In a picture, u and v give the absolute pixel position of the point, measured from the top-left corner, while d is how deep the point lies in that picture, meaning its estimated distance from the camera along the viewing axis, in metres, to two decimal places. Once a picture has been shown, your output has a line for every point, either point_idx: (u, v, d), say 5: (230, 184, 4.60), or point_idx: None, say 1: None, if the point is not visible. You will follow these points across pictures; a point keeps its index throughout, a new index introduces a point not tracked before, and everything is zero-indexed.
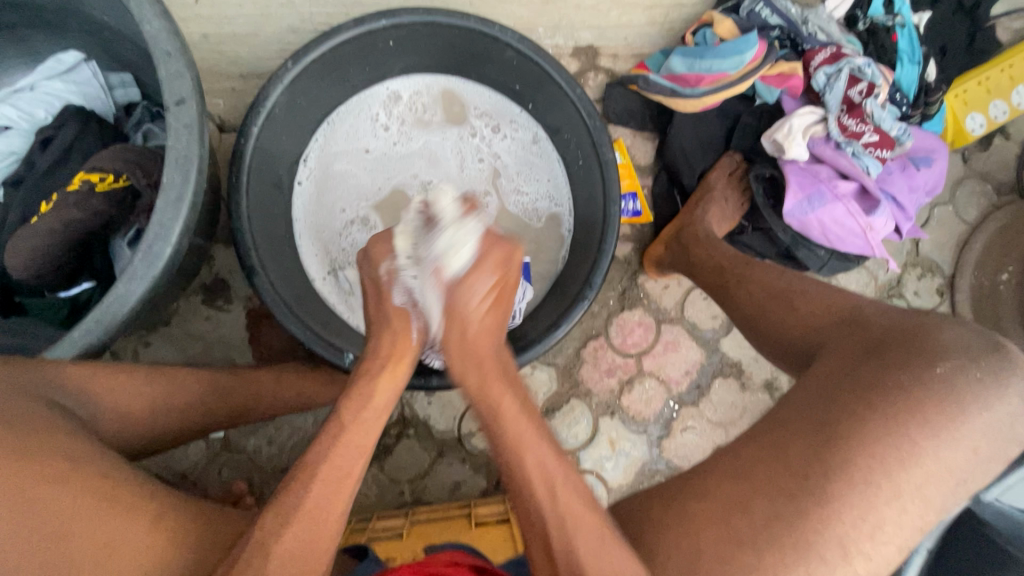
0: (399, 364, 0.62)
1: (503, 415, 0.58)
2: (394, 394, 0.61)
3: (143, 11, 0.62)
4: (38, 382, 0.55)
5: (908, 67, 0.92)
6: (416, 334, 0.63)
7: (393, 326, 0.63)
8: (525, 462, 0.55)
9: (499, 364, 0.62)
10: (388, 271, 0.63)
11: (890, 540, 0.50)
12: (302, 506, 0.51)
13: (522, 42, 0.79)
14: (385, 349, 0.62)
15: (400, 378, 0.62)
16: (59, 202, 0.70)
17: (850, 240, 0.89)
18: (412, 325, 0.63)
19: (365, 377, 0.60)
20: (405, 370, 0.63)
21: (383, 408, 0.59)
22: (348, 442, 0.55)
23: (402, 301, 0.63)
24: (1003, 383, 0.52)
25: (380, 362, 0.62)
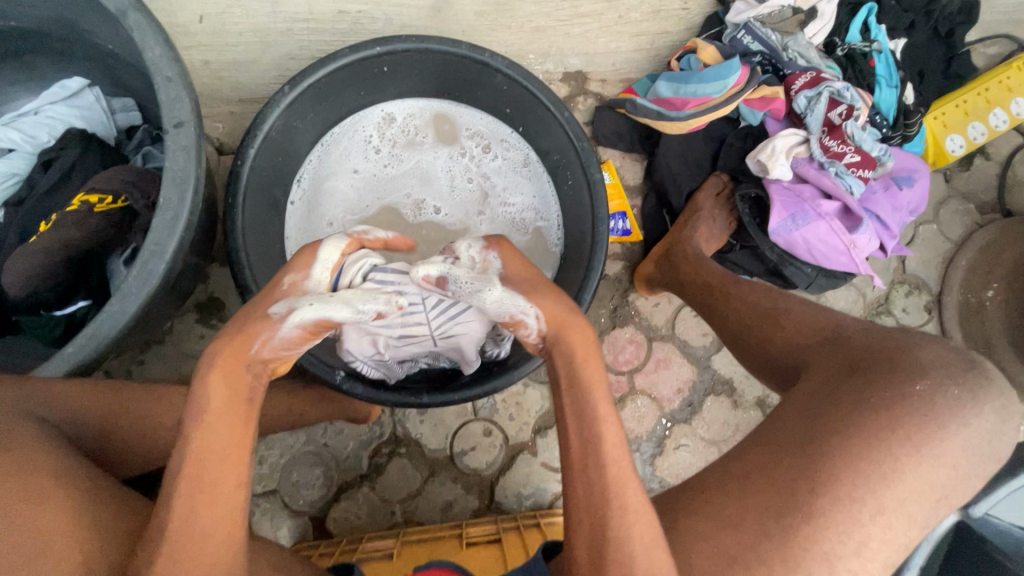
0: (240, 363, 0.53)
1: (595, 388, 0.55)
2: (237, 391, 0.52)
3: (146, 39, 0.64)
4: (25, 402, 0.56)
5: (886, 90, 0.96)
6: (261, 343, 0.55)
7: (248, 324, 0.55)
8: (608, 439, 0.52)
9: (582, 333, 0.59)
10: (293, 281, 0.59)
11: (876, 555, 0.50)
12: (192, 517, 0.45)
13: (512, 68, 0.82)
14: (223, 350, 0.53)
15: (243, 382, 0.53)
16: (57, 222, 0.71)
17: (836, 258, 0.91)
18: (268, 334, 0.55)
19: (197, 379, 0.51)
20: (242, 371, 0.53)
21: (230, 406, 0.51)
22: (218, 445, 0.49)
23: (278, 311, 0.56)
24: (979, 399, 0.52)
25: (220, 358, 0.53)
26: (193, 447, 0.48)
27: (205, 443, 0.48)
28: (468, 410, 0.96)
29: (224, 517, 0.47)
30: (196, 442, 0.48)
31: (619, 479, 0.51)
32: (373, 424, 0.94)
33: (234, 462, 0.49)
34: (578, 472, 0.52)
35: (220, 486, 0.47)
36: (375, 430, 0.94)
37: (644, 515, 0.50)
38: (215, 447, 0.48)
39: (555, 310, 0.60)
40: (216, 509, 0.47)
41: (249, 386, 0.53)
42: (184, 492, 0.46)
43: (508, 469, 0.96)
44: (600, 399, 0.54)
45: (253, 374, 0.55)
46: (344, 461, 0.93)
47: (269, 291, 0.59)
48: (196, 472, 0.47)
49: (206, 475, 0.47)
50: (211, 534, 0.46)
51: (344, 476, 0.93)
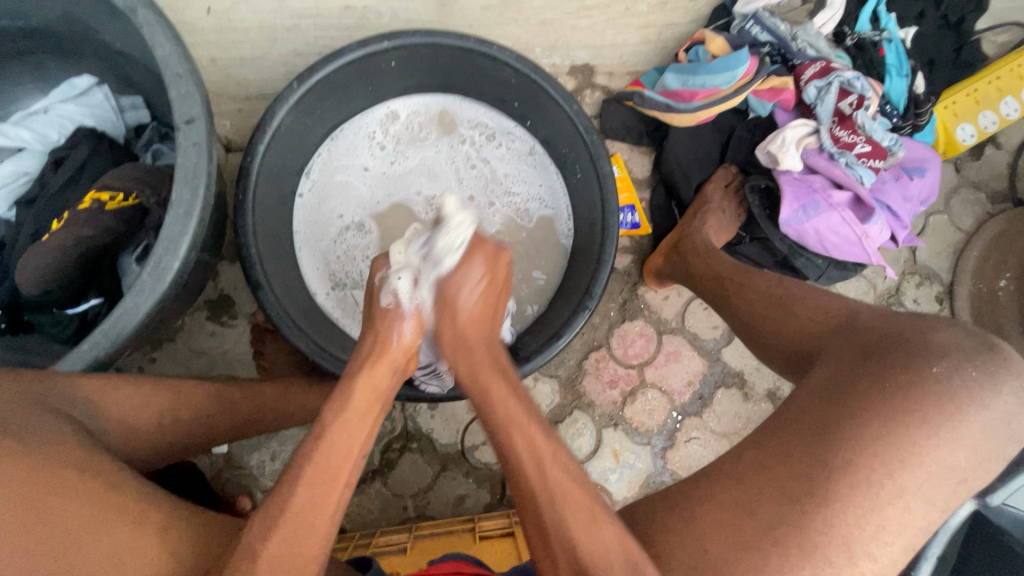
0: (382, 361, 0.62)
1: (495, 391, 0.60)
2: (376, 389, 0.61)
3: (157, 36, 0.64)
4: (46, 394, 0.56)
5: (896, 80, 0.95)
6: (398, 336, 0.64)
7: (379, 326, 0.65)
8: (516, 441, 0.56)
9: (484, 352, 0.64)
10: (382, 276, 0.67)
11: (895, 539, 0.50)
12: (296, 527, 0.48)
13: (520, 61, 0.81)
14: (371, 348, 0.63)
15: (383, 380, 0.62)
16: (69, 220, 0.72)
17: (847, 248, 0.90)
18: (398, 324, 0.65)
19: (348, 376, 0.61)
20: (387, 373, 0.62)
21: (369, 401, 0.59)
22: (339, 462, 0.53)
23: (389, 303, 0.65)
24: (998, 380, 0.52)
25: (362, 359, 0.63)
26: (330, 434, 0.55)
27: (339, 433, 0.55)
28: None
29: (331, 510, 0.51)
30: (332, 431, 0.55)
31: None
32: (384, 420, 0.95)
33: (356, 457, 0.55)
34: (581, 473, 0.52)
35: (334, 488, 0.52)
36: (386, 425, 0.94)
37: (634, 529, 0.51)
38: (345, 440, 0.55)
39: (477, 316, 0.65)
40: (326, 504, 0.50)
41: (387, 382, 0.62)
42: (306, 486, 0.50)
43: None
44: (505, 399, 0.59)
45: (394, 367, 0.64)
46: None
47: (371, 289, 0.68)
48: (320, 463, 0.52)
49: (332, 466, 0.52)
50: (315, 527, 0.49)
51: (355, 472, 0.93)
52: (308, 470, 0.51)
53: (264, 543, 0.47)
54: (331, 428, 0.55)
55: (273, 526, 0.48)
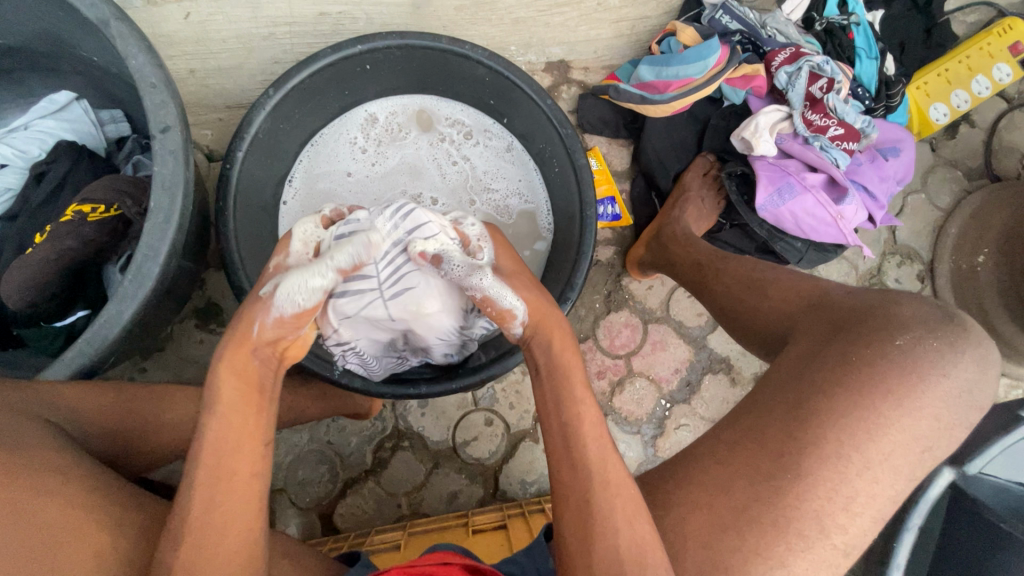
0: (240, 351, 0.56)
1: (572, 369, 0.58)
2: (246, 378, 0.55)
3: (129, 47, 0.65)
4: (28, 402, 0.56)
5: (866, 63, 0.97)
6: (259, 327, 0.57)
7: (246, 311, 0.58)
8: (583, 412, 0.55)
9: (561, 326, 0.62)
10: (277, 264, 0.62)
11: (864, 510, 0.52)
12: (205, 532, 0.48)
13: (493, 59, 0.83)
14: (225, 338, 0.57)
15: (250, 370, 0.56)
16: (51, 234, 0.72)
17: (823, 230, 0.92)
18: (262, 314, 0.57)
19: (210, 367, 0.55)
20: (250, 358, 0.56)
21: (238, 393, 0.54)
22: (237, 454, 0.52)
23: (268, 292, 0.59)
24: (958, 349, 0.53)
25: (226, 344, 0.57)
26: (210, 436, 0.51)
27: (220, 432, 0.52)
28: (468, 401, 0.97)
29: (241, 501, 0.50)
30: (211, 432, 0.52)
31: (594, 466, 0.52)
32: (375, 419, 0.95)
33: (250, 448, 0.53)
34: (565, 463, 0.53)
35: (237, 476, 0.51)
36: (377, 425, 0.95)
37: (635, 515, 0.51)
38: (228, 436, 0.52)
39: (537, 303, 0.62)
40: (235, 497, 0.50)
41: (256, 371, 0.56)
42: (202, 482, 0.49)
43: (510, 457, 0.97)
44: (579, 381, 0.57)
45: (260, 357, 0.57)
46: (348, 457, 0.94)
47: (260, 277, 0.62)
48: (212, 463, 0.50)
49: (222, 465, 0.51)
50: (224, 524, 0.49)
51: (349, 472, 0.94)
52: (202, 466, 0.50)
53: (180, 543, 0.47)
54: (210, 428, 0.52)
55: (179, 536, 0.48)
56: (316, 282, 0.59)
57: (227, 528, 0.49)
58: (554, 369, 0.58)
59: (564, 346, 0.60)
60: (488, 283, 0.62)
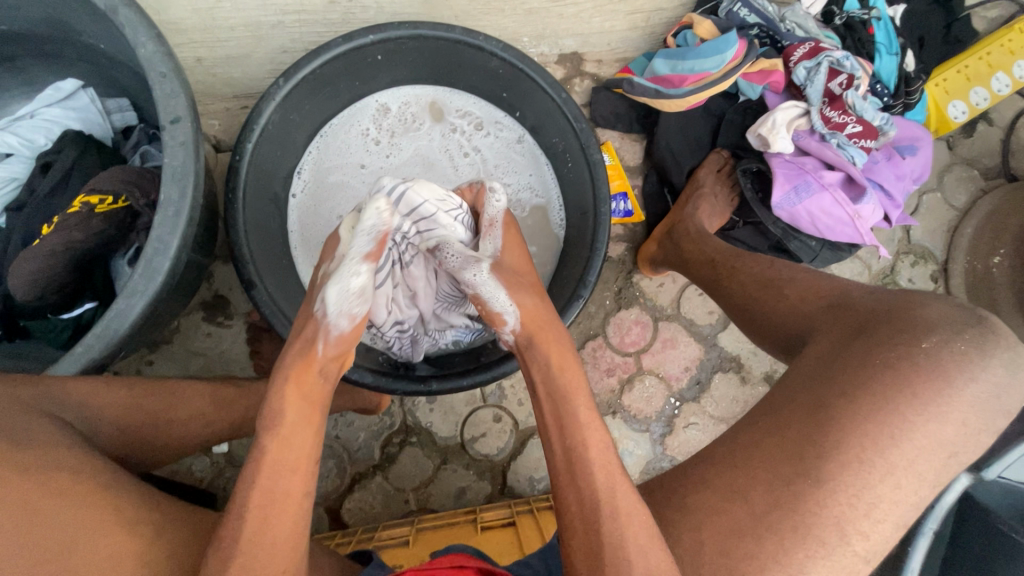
0: (307, 371, 0.56)
1: (579, 395, 0.56)
2: (308, 399, 0.55)
3: (138, 35, 0.63)
4: (39, 399, 0.56)
5: (885, 59, 0.95)
6: (325, 343, 0.57)
7: (306, 330, 0.58)
8: (590, 439, 0.53)
9: (561, 339, 0.60)
10: (319, 273, 0.62)
11: (886, 516, 0.51)
12: (257, 553, 0.47)
13: (507, 51, 0.81)
14: (290, 360, 0.57)
15: (314, 390, 0.56)
16: (59, 224, 0.71)
17: (839, 229, 0.90)
18: (321, 334, 0.57)
19: (272, 388, 0.55)
20: (317, 378, 0.57)
21: (301, 414, 0.54)
22: (292, 474, 0.51)
23: (320, 308, 0.58)
24: (987, 353, 0.52)
25: (288, 363, 0.57)
26: (269, 457, 0.52)
27: (280, 453, 0.52)
28: (477, 397, 0.97)
29: (293, 521, 0.50)
30: (271, 454, 0.52)
31: (613, 474, 0.52)
32: (383, 414, 0.95)
33: (308, 469, 0.53)
34: (584, 469, 0.52)
35: (291, 495, 0.51)
36: (385, 420, 0.95)
37: (654, 518, 0.51)
38: (288, 458, 0.52)
39: (535, 310, 0.61)
40: (286, 517, 0.50)
41: (319, 391, 0.57)
42: (257, 501, 0.49)
43: (519, 453, 0.96)
44: (585, 407, 0.55)
45: (323, 377, 0.58)
46: (356, 453, 0.94)
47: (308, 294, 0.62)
48: (268, 483, 0.50)
49: (281, 485, 0.51)
50: (277, 545, 0.49)
51: (356, 467, 0.94)
52: (257, 485, 0.50)
53: (229, 562, 0.47)
54: (269, 450, 0.52)
55: (228, 558, 0.47)
56: (346, 288, 0.58)
57: (279, 549, 0.49)
58: (555, 396, 0.56)
59: (562, 367, 0.58)
60: (484, 281, 0.62)
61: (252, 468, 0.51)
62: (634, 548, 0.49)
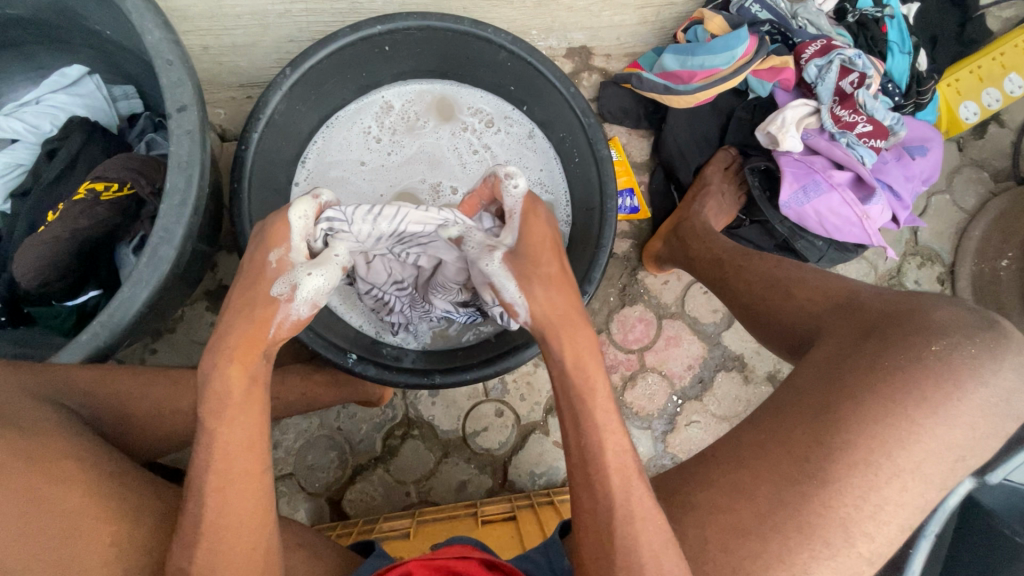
0: (251, 353, 0.54)
1: (599, 392, 0.53)
2: (253, 379, 0.53)
3: (145, 22, 0.63)
4: (44, 386, 0.57)
5: (898, 58, 0.94)
6: (276, 328, 0.55)
7: (255, 312, 0.55)
8: (608, 440, 0.52)
9: (591, 331, 0.56)
10: (279, 257, 0.56)
11: (891, 519, 0.51)
12: (221, 535, 0.48)
13: (515, 43, 0.80)
14: (231, 339, 0.54)
15: (259, 370, 0.54)
16: (64, 212, 0.71)
17: (848, 229, 0.90)
18: (276, 317, 0.55)
19: (212, 371, 0.52)
20: (259, 361, 0.54)
21: (246, 394, 0.52)
22: (245, 454, 0.50)
23: (281, 293, 0.56)
24: (998, 356, 0.52)
25: (231, 346, 0.53)
26: (219, 441, 0.50)
27: (229, 435, 0.51)
28: (479, 391, 0.97)
29: (253, 503, 0.50)
30: (219, 436, 0.50)
31: (616, 472, 0.51)
32: (386, 407, 0.95)
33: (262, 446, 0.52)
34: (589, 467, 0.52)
35: (249, 474, 0.50)
36: (388, 412, 0.95)
37: (655, 515, 0.51)
38: (239, 437, 0.51)
39: (565, 305, 0.57)
40: (248, 497, 0.50)
41: (263, 372, 0.54)
42: (213, 486, 0.49)
43: (520, 449, 0.96)
44: (603, 403, 0.53)
45: (267, 357, 0.55)
46: (358, 444, 0.94)
47: (255, 270, 0.57)
48: (222, 466, 0.49)
49: (234, 465, 0.50)
50: (239, 525, 0.49)
51: (358, 458, 0.94)
52: (210, 469, 0.49)
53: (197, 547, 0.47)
54: (218, 433, 0.50)
55: (193, 543, 0.48)
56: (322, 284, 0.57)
57: (241, 527, 0.49)
58: (580, 386, 0.53)
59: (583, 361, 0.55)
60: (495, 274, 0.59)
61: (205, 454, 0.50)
62: (635, 542, 0.49)
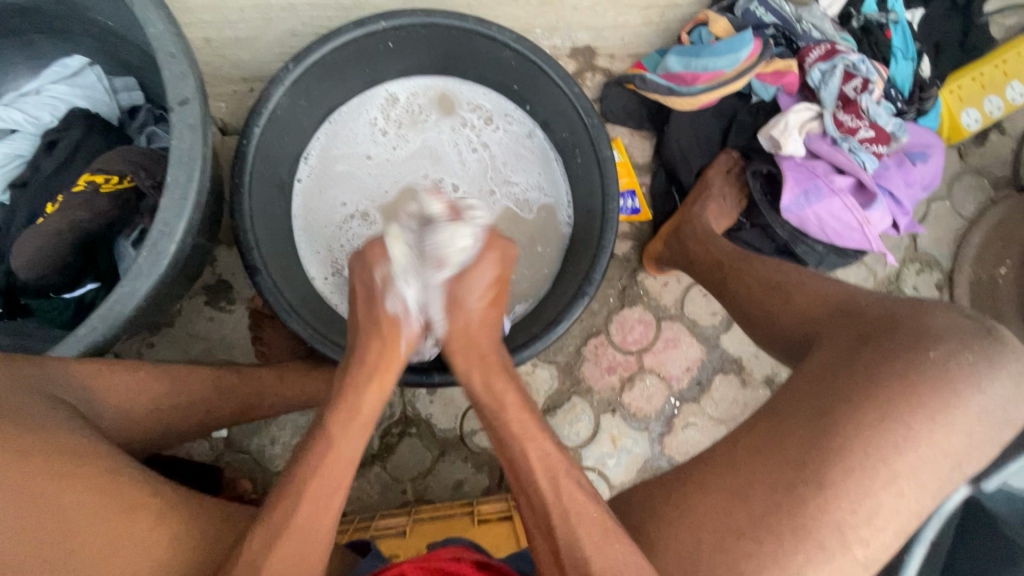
0: (389, 371, 0.62)
1: (509, 411, 0.60)
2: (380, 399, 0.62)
3: (149, 14, 0.62)
4: (42, 379, 0.56)
5: (902, 64, 0.93)
6: (406, 342, 0.63)
7: (384, 333, 0.62)
8: (529, 456, 0.57)
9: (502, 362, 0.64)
10: (382, 276, 0.61)
11: (886, 525, 0.51)
12: (296, 542, 0.52)
13: (519, 42, 0.80)
14: (372, 360, 0.62)
15: (387, 387, 0.62)
16: (63, 204, 0.71)
17: (847, 235, 0.90)
18: (405, 333, 0.63)
19: (352, 389, 0.60)
20: (393, 377, 0.63)
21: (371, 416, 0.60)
22: (338, 473, 0.56)
23: (395, 310, 0.62)
24: (995, 363, 0.53)
25: (371, 365, 0.62)
26: (330, 453, 0.56)
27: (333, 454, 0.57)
28: None
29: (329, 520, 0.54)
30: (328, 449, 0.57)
31: None
32: (384, 405, 0.95)
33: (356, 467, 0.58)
34: None
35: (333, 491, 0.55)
36: (385, 410, 0.95)
37: None
38: (343, 456, 0.57)
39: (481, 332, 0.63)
40: (326, 514, 0.54)
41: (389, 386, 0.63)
42: (305, 495, 0.54)
43: None
44: (515, 418, 0.60)
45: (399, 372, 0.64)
46: None
47: (366, 291, 0.63)
48: (317, 479, 0.55)
49: (332, 482, 0.55)
50: (316, 534, 0.53)
51: None
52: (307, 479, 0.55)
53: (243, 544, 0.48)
54: (331, 447, 0.57)
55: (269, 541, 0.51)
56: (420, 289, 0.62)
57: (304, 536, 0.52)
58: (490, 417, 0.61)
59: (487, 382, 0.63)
60: (436, 298, 0.62)
61: (303, 462, 0.56)
62: None
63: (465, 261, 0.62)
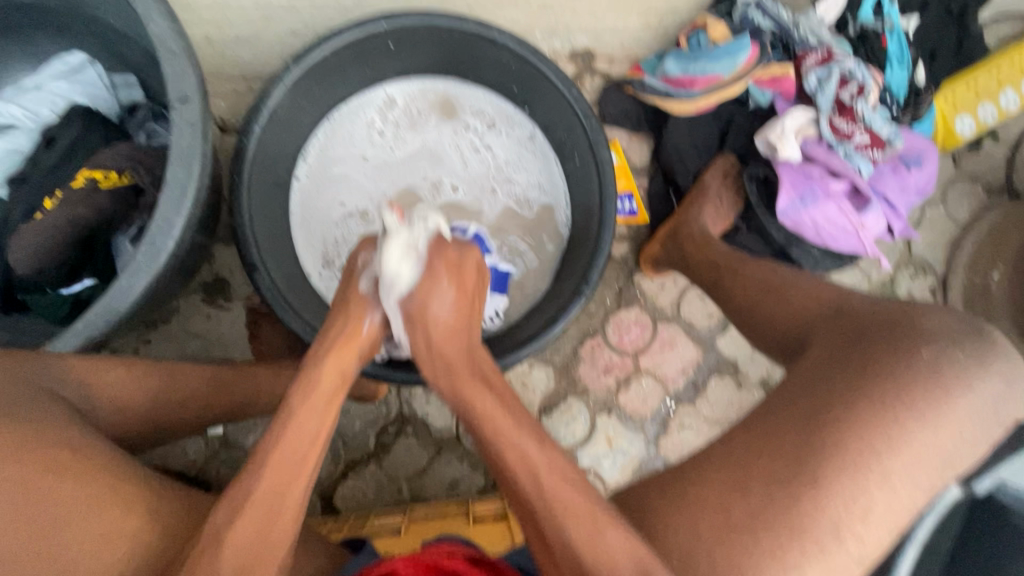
0: (350, 347, 0.62)
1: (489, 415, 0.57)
2: (341, 378, 0.60)
3: (149, 11, 0.63)
4: (38, 374, 0.56)
5: (897, 70, 0.95)
6: (369, 325, 0.63)
7: (352, 310, 0.63)
8: (504, 450, 0.54)
9: (470, 373, 0.61)
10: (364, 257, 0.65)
11: (879, 523, 0.51)
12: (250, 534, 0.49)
13: (518, 45, 0.81)
14: (339, 331, 0.62)
15: (346, 367, 0.61)
16: (62, 200, 0.73)
17: (842, 238, 0.91)
18: (369, 315, 0.63)
19: (312, 360, 0.60)
20: (355, 356, 0.62)
21: (329, 390, 0.59)
22: (301, 460, 0.54)
23: (366, 287, 0.64)
24: (986, 364, 0.54)
25: (332, 340, 0.62)
26: (287, 431, 0.54)
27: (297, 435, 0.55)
28: None
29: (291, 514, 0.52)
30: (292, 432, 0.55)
31: None
32: (380, 403, 0.95)
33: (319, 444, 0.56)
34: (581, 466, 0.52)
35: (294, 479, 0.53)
36: (382, 409, 0.95)
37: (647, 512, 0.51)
38: (304, 434, 0.55)
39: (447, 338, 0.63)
40: (286, 512, 0.52)
41: (347, 371, 0.61)
42: (269, 484, 0.52)
43: None
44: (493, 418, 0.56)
45: (361, 353, 0.63)
46: (350, 440, 0.94)
47: (349, 272, 0.66)
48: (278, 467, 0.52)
49: (292, 460, 0.53)
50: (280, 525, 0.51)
51: (351, 455, 0.94)
52: (268, 465, 0.52)
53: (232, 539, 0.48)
54: (289, 428, 0.55)
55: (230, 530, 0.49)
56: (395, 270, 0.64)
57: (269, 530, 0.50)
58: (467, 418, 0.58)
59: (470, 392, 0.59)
60: (393, 313, 0.63)
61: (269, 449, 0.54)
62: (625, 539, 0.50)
63: (413, 275, 0.61)
